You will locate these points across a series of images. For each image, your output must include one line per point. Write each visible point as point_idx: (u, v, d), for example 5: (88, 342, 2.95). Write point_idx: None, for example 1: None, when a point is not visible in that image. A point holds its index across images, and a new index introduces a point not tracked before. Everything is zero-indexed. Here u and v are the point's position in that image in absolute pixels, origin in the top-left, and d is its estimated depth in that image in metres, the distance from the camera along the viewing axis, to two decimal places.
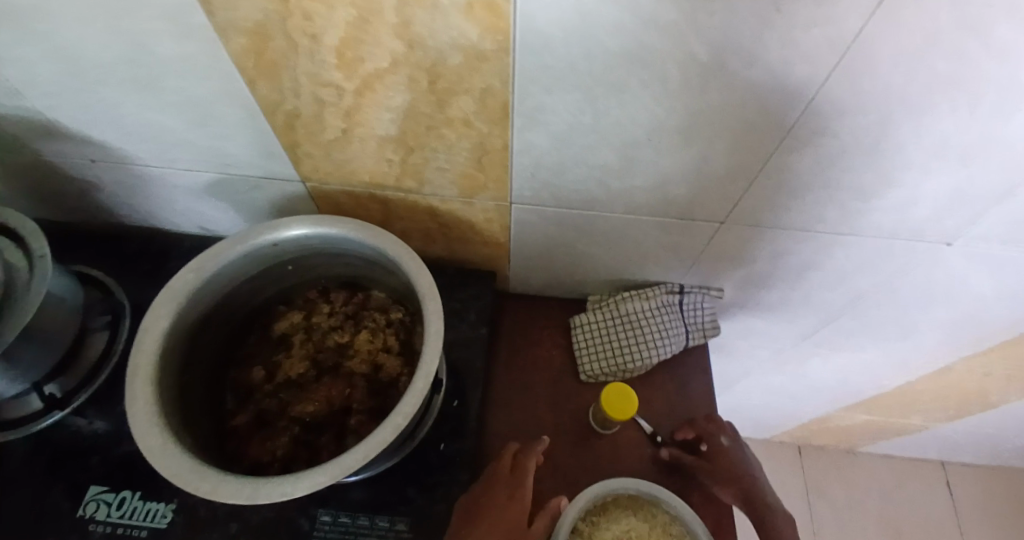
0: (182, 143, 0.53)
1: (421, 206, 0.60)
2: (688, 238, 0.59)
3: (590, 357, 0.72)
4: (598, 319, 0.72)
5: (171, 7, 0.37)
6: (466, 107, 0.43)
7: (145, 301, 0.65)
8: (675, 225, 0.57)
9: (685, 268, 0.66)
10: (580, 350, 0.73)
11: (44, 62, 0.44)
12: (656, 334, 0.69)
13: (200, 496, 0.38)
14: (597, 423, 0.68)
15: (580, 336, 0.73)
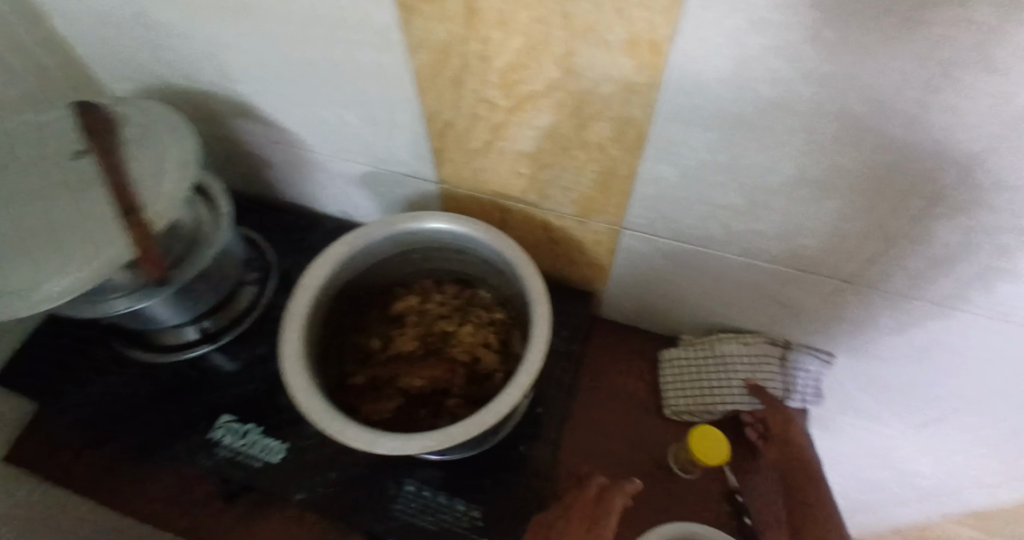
0: (347, 137, 0.62)
1: (536, 220, 0.64)
2: (803, 292, 0.58)
3: (676, 394, 0.72)
4: (690, 356, 0.71)
5: (379, 25, 0.44)
6: (604, 132, 0.46)
7: (288, 266, 0.75)
8: (791, 276, 0.56)
9: (793, 323, 0.64)
10: (666, 384, 0.73)
11: (265, 59, 0.53)
12: (745, 383, 0.65)
13: (329, 433, 0.45)
14: (678, 467, 0.69)
15: (670, 371, 0.73)
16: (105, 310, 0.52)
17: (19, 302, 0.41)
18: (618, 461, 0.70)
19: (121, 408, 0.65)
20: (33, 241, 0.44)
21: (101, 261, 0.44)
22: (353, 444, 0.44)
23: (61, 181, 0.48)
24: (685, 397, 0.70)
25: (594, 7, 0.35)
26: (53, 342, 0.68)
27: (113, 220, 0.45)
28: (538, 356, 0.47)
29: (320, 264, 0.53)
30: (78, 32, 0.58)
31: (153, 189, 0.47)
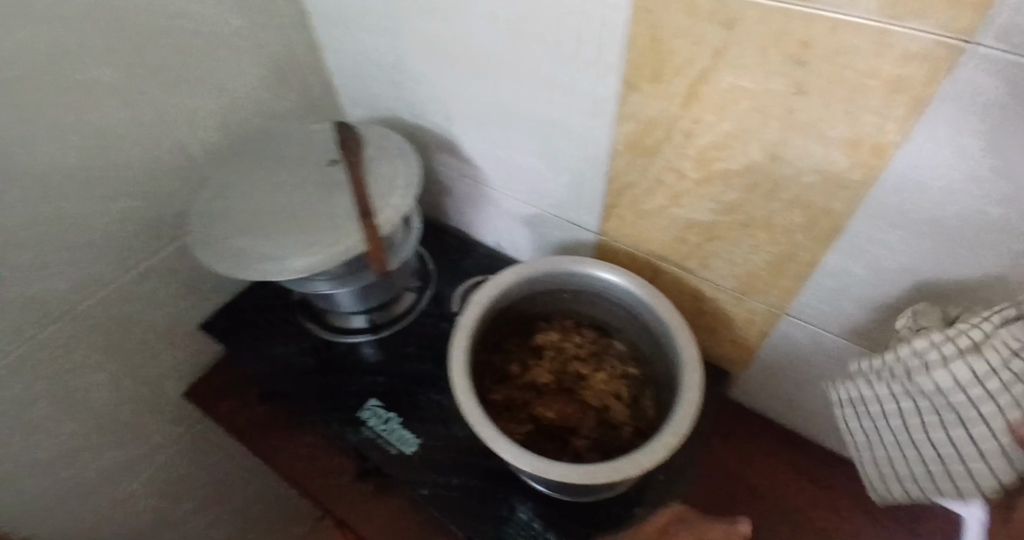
0: (526, 186, 0.67)
1: (687, 288, 0.63)
2: None
3: (865, 455, 0.47)
4: (868, 402, 0.45)
5: (597, 94, 0.50)
6: (795, 219, 0.47)
7: (439, 284, 0.82)
8: None
9: None
10: (851, 441, 0.49)
11: (482, 107, 0.61)
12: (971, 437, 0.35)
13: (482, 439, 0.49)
14: None
15: (855, 425, 0.47)
16: (310, 286, 0.62)
17: (276, 268, 0.53)
18: None
19: (292, 371, 0.73)
20: (291, 224, 0.56)
21: (337, 250, 0.54)
22: (502, 455, 0.48)
23: (315, 182, 0.60)
24: (884, 466, 0.45)
25: (821, 103, 0.38)
26: (248, 302, 0.79)
27: (352, 218, 0.56)
28: (686, 421, 0.47)
29: (490, 286, 0.59)
30: (339, 65, 0.72)
31: (381, 199, 0.57)
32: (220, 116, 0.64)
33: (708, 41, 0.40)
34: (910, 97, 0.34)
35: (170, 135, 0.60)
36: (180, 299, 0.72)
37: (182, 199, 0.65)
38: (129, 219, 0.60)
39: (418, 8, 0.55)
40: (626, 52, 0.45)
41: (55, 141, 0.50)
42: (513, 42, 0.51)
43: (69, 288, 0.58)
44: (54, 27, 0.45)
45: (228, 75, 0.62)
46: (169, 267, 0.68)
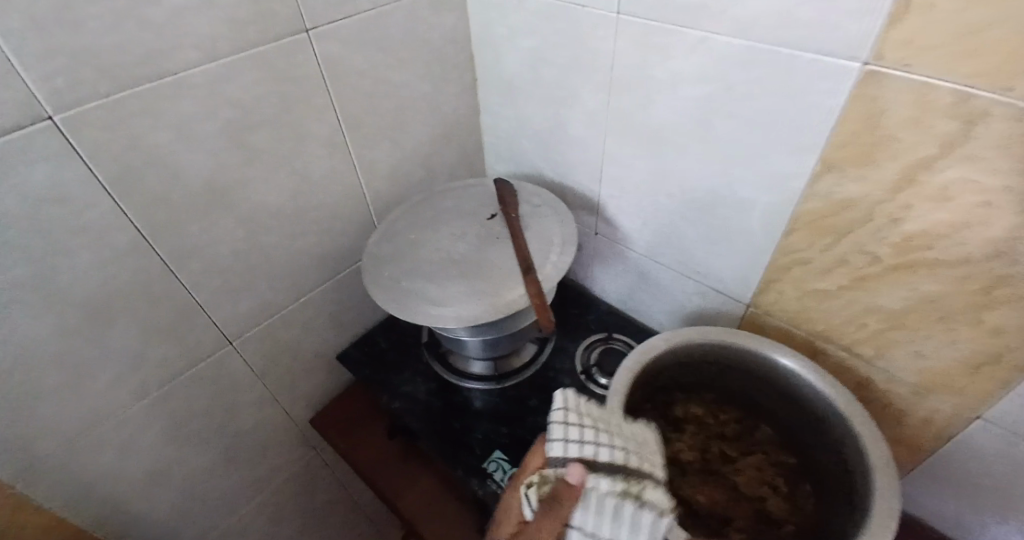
0: (677, 249, 0.66)
1: (852, 374, 0.58)
2: None
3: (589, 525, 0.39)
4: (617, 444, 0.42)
5: (783, 172, 0.49)
6: (1014, 319, 0.42)
7: (562, 337, 0.80)
8: None
9: None
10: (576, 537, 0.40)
11: (643, 173, 0.62)
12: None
13: None
14: None
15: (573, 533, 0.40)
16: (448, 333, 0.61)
17: (448, 312, 0.53)
18: None
19: (419, 411, 0.73)
20: (458, 271, 0.57)
21: (498, 303, 0.53)
22: None
23: (475, 233, 0.62)
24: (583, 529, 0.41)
25: None
26: (381, 337, 0.82)
27: (514, 274, 0.56)
28: (888, 531, 0.43)
29: (642, 350, 0.58)
30: (495, 126, 0.76)
31: (542, 255, 0.58)
32: (393, 167, 0.69)
33: (937, 131, 0.39)
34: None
35: (352, 182, 0.65)
36: (326, 330, 0.77)
37: (347, 239, 0.70)
38: (307, 254, 0.66)
39: (594, 82, 0.58)
40: (832, 134, 0.44)
41: (268, 179, 0.56)
42: (696, 116, 0.52)
43: (249, 310, 0.64)
44: (280, 83, 0.52)
45: (406, 131, 0.68)
46: (324, 299, 0.73)
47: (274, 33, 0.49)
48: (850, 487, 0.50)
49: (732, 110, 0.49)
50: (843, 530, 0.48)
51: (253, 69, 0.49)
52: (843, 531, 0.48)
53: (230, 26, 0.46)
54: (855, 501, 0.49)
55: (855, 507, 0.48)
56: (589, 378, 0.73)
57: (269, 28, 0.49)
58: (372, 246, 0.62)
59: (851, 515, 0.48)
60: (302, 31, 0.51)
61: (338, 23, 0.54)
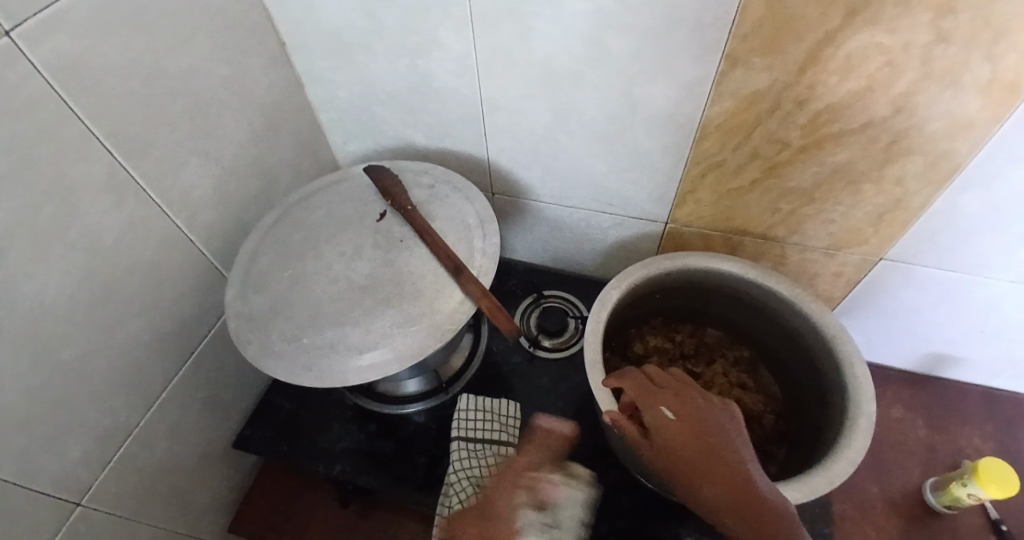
0: (588, 185, 0.61)
1: (769, 255, 0.62)
2: None
3: None
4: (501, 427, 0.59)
5: (690, 79, 0.45)
6: (912, 166, 0.46)
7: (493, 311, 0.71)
8: None
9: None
10: None
11: (539, 114, 0.54)
12: None
13: None
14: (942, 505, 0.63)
15: None
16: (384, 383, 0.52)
17: (388, 355, 0.42)
18: (872, 501, 0.66)
19: (369, 465, 0.60)
20: (374, 297, 0.45)
21: (442, 319, 0.44)
22: None
23: (369, 241, 0.50)
24: None
25: (963, 50, 0.36)
26: (280, 396, 0.65)
27: (444, 279, 0.46)
28: (869, 391, 0.46)
29: (597, 308, 0.53)
30: (332, 99, 0.61)
31: (464, 246, 0.49)
32: (216, 189, 0.51)
33: (842, 2, 0.36)
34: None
35: (169, 228, 0.47)
36: (204, 421, 0.58)
37: (191, 302, 0.52)
38: (142, 342, 0.47)
39: (453, 18, 0.47)
40: (734, 27, 0.40)
41: (34, 272, 0.36)
42: (586, 37, 0.45)
43: (86, 450, 0.44)
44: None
45: (216, 138, 0.50)
46: (188, 386, 0.54)
47: None
48: (810, 359, 0.53)
49: (625, 20, 0.42)
50: (820, 403, 0.52)
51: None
52: (820, 401, 0.53)
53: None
54: (818, 372, 0.53)
55: (824, 381, 0.52)
56: (536, 346, 0.68)
57: None
58: (234, 307, 0.46)
59: (821, 387, 0.52)
60: None
61: (57, 7, 0.33)
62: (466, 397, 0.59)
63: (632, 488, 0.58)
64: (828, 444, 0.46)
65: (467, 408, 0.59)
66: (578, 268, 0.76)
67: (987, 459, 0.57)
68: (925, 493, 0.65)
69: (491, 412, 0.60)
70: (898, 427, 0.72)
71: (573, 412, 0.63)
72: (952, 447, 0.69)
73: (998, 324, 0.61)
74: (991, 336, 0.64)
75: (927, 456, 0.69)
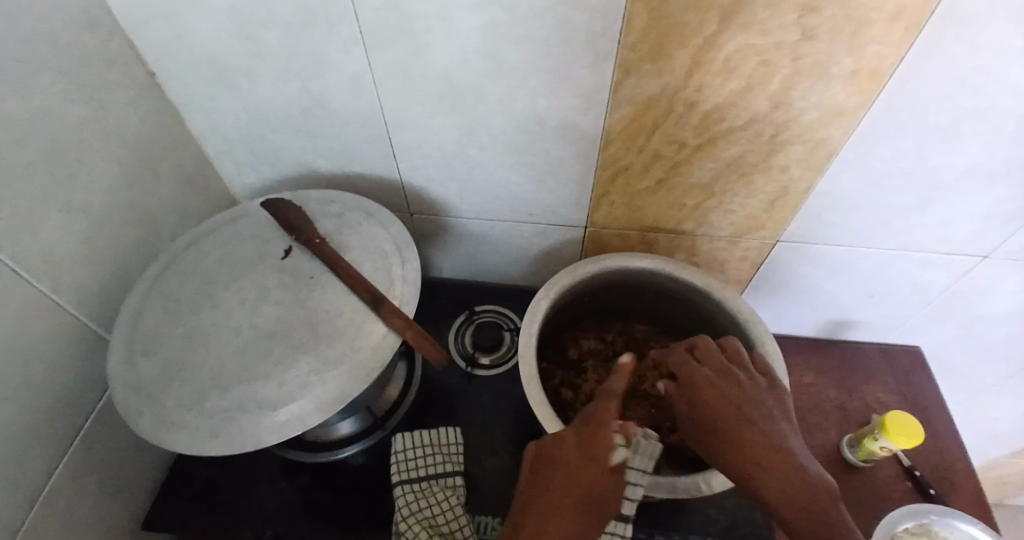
0: (504, 197, 0.60)
1: (682, 248, 0.64)
2: (949, 267, 0.62)
3: None
4: (441, 459, 0.57)
5: (589, 87, 0.46)
6: (794, 154, 0.50)
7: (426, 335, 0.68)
8: (942, 258, 0.61)
9: (944, 290, 0.66)
10: None
11: (446, 131, 0.53)
12: None
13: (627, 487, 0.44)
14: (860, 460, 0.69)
15: None
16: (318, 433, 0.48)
17: (307, 407, 0.38)
18: None
19: (308, 520, 0.56)
20: (287, 343, 0.42)
21: (364, 357, 0.41)
22: None
23: (275, 283, 0.46)
24: None
25: (824, 46, 0.40)
26: (197, 461, 0.59)
27: (363, 314, 0.43)
28: (783, 368, 0.49)
29: (529, 320, 0.52)
30: (217, 130, 0.56)
31: (382, 276, 0.46)
32: (85, 243, 0.45)
33: (716, 8, 0.38)
34: (887, 25, 0.37)
35: (32, 296, 0.41)
36: (104, 506, 0.51)
37: (68, 376, 0.45)
38: (10, 433, 0.40)
39: (342, 38, 0.45)
40: (623, 35, 0.41)
41: None
42: (482, 52, 0.44)
43: None
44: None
45: (79, 185, 0.44)
46: (78, 472, 0.47)
47: None
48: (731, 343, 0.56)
49: (519, 33, 0.42)
50: None
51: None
52: None
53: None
54: None
55: None
56: (473, 365, 0.66)
57: None
58: (120, 376, 0.40)
59: None
60: None
61: None
62: (402, 438, 0.56)
63: None
64: None
65: (404, 448, 0.56)
66: (505, 280, 0.75)
67: (891, 413, 0.63)
68: (844, 452, 0.71)
69: (431, 445, 0.57)
70: (812, 391, 0.78)
71: (518, 427, 0.62)
72: (862, 404, 0.76)
73: (883, 287, 0.68)
74: (880, 298, 0.70)
75: (840, 415, 0.75)
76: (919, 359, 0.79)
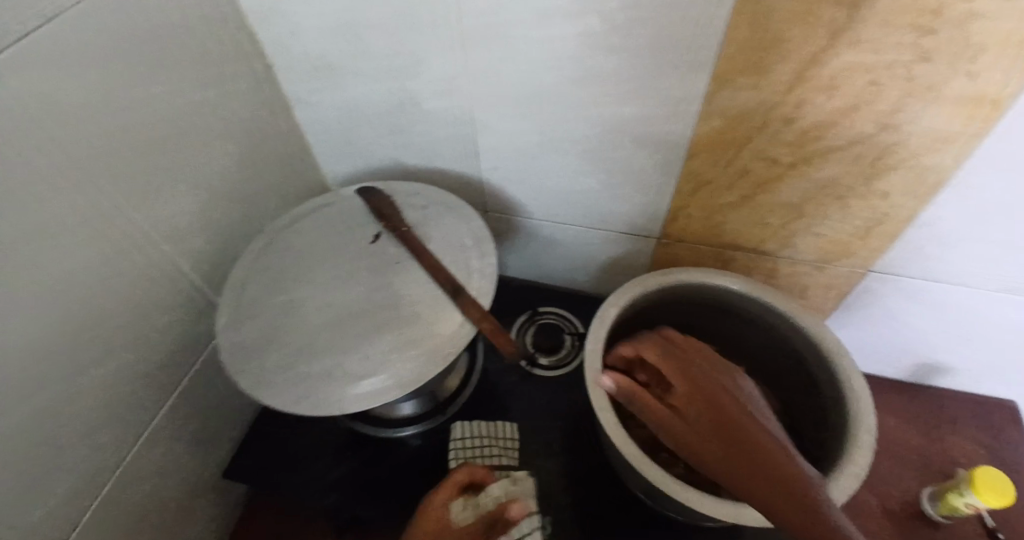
0: (580, 201, 0.61)
1: (760, 269, 0.62)
2: None
3: None
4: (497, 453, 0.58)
5: (680, 98, 0.46)
6: (896, 181, 0.47)
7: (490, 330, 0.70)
8: None
9: None
10: None
11: (530, 133, 0.54)
12: None
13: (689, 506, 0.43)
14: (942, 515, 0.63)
15: None
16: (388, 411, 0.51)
17: (385, 383, 0.41)
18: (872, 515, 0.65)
19: (367, 492, 0.59)
20: (371, 322, 0.45)
21: (441, 342, 0.43)
22: (719, 515, 0.43)
23: (363, 265, 0.49)
24: None
25: (942, 69, 0.38)
26: (272, 423, 0.64)
27: (443, 302, 0.45)
28: (869, 406, 0.46)
29: (597, 325, 0.52)
30: (319, 121, 0.61)
31: (460, 267, 0.48)
32: (204, 214, 0.51)
33: (825, 24, 0.37)
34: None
35: (155, 256, 0.46)
36: (194, 451, 0.56)
37: (179, 330, 0.50)
38: (129, 375, 0.46)
39: (444, 41, 0.47)
40: (723, 47, 0.41)
41: (11, 310, 0.34)
42: (575, 59, 0.45)
43: (71, 491, 0.42)
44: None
45: (201, 161, 0.49)
46: (177, 417, 0.53)
47: None
48: (807, 372, 0.54)
49: (614, 42, 0.43)
50: (818, 416, 0.53)
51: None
52: (817, 415, 0.53)
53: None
54: (816, 387, 0.53)
55: (821, 395, 0.52)
56: (533, 365, 0.67)
57: None
58: (226, 334, 0.45)
59: (819, 400, 0.52)
60: None
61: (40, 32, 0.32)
62: (462, 427, 0.58)
63: (631, 508, 0.57)
64: (833, 454, 0.46)
65: (464, 436, 0.58)
66: (571, 285, 0.76)
67: (980, 469, 0.57)
68: (924, 504, 0.65)
69: (489, 437, 0.59)
70: (890, 435, 0.72)
71: (572, 431, 0.63)
72: (947, 457, 0.70)
73: (986, 332, 0.62)
74: (980, 343, 0.64)
75: (921, 465, 0.69)
76: (1015, 417, 0.72)
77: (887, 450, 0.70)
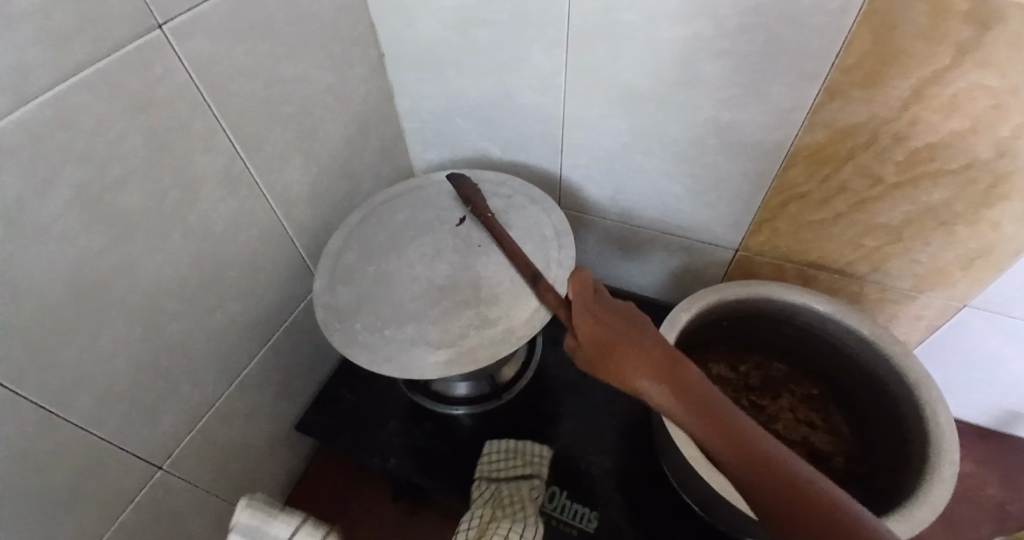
0: (660, 205, 0.61)
1: (844, 291, 0.60)
2: None
3: None
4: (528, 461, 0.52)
5: (782, 107, 0.45)
6: (1012, 210, 0.44)
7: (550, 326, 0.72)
8: None
9: None
10: None
11: (619, 132, 0.55)
12: None
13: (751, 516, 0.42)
14: None
15: None
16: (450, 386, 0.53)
17: (461, 356, 0.43)
18: None
19: (422, 463, 0.61)
20: (453, 299, 0.47)
21: (517, 324, 0.44)
22: None
23: (449, 246, 0.51)
24: None
25: None
26: (342, 386, 0.68)
27: (520, 286, 0.47)
28: (954, 439, 0.43)
29: (668, 326, 0.52)
30: (417, 109, 0.64)
31: (541, 256, 0.50)
32: (311, 186, 0.55)
33: (952, 40, 0.35)
34: None
35: (267, 218, 0.50)
36: (275, 402, 0.61)
37: (279, 289, 0.55)
38: (234, 324, 0.50)
39: (548, 39, 0.49)
40: (838, 59, 0.40)
41: (152, 247, 0.39)
42: (676, 61, 0.46)
43: (175, 419, 0.47)
44: (139, 114, 0.35)
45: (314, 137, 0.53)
46: (265, 369, 0.57)
47: (114, 38, 0.32)
48: (888, 401, 0.51)
49: (721, 47, 0.43)
50: (896, 447, 0.50)
51: (92, 103, 0.32)
52: (895, 445, 0.50)
53: (43, 44, 0.28)
54: (895, 416, 0.50)
55: (900, 425, 0.50)
56: None
57: (103, 34, 0.31)
58: (322, 296, 0.49)
59: (898, 429, 0.50)
60: (154, 31, 0.34)
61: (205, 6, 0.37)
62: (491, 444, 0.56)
63: (686, 516, 0.56)
64: (911, 486, 0.44)
65: (493, 451, 0.55)
66: (639, 290, 0.75)
67: None
68: None
69: (518, 451, 0.53)
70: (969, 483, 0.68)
71: (625, 431, 0.63)
72: None
73: None
74: None
75: (1005, 520, 0.64)
76: None
77: (967, 498, 0.65)
